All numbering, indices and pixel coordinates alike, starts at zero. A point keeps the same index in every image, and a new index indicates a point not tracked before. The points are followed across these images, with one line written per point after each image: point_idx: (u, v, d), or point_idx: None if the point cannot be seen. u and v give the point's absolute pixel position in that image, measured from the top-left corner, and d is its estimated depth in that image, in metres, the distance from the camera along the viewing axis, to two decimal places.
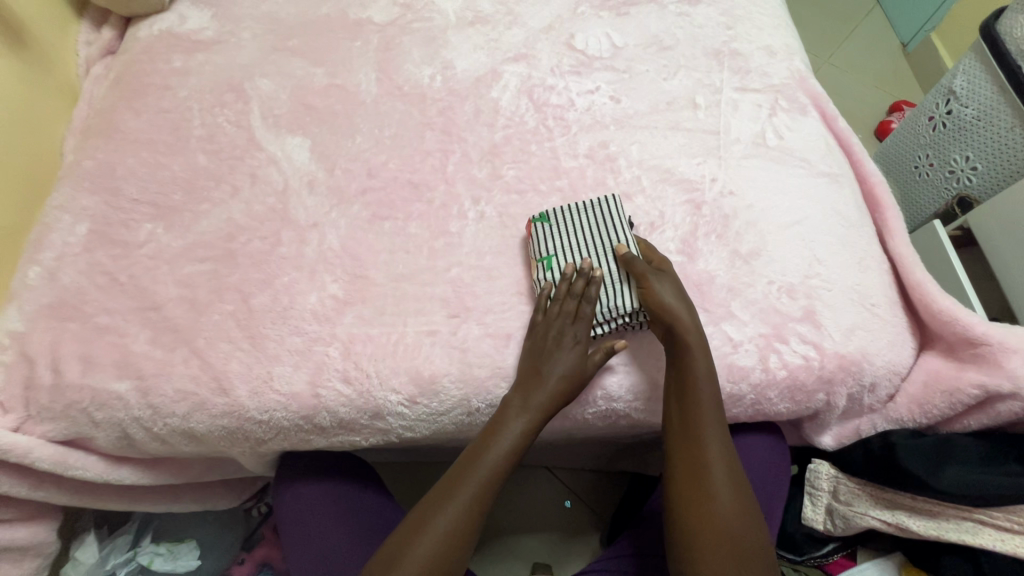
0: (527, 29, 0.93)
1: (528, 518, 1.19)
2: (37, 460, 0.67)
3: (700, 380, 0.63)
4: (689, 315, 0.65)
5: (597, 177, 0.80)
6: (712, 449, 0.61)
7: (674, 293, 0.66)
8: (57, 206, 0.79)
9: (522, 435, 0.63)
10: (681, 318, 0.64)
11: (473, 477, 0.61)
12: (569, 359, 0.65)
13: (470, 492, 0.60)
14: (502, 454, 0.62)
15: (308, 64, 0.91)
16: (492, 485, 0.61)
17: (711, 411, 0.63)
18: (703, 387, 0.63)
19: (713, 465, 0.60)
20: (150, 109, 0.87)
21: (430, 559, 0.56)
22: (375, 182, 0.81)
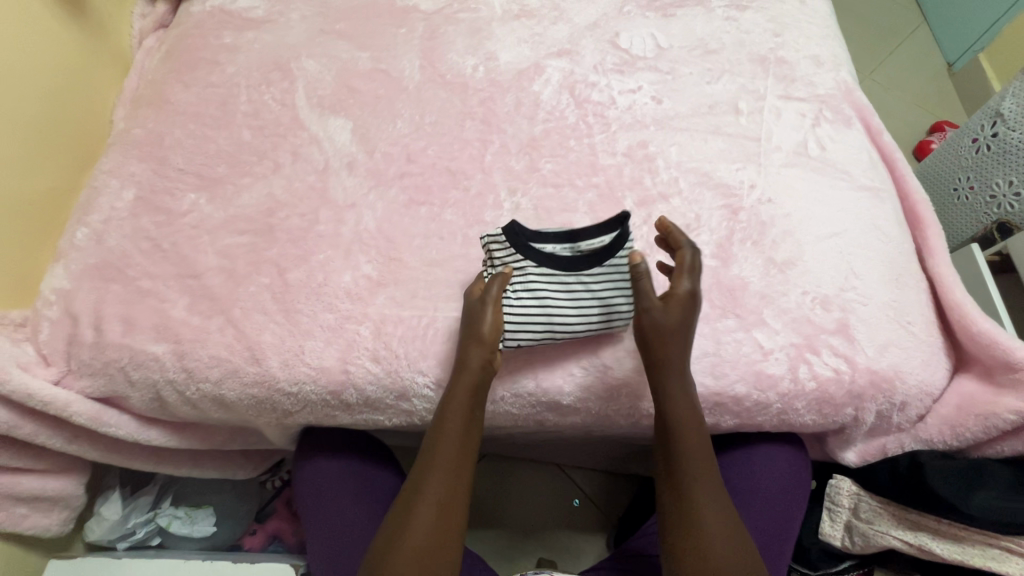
0: (572, 25, 0.94)
1: (536, 517, 1.19)
2: (74, 414, 0.69)
3: (675, 399, 0.63)
4: (681, 350, 0.63)
5: (634, 176, 0.80)
6: (697, 465, 0.61)
7: (679, 323, 0.63)
8: (106, 171, 0.81)
9: (461, 409, 0.64)
10: (673, 355, 0.63)
11: (431, 462, 0.61)
12: (464, 303, 0.68)
13: (439, 474, 0.61)
14: (450, 436, 0.63)
15: (354, 48, 0.92)
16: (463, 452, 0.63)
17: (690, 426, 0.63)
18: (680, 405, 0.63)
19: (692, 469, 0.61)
20: (199, 83, 0.89)
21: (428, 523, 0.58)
22: (413, 167, 0.82)
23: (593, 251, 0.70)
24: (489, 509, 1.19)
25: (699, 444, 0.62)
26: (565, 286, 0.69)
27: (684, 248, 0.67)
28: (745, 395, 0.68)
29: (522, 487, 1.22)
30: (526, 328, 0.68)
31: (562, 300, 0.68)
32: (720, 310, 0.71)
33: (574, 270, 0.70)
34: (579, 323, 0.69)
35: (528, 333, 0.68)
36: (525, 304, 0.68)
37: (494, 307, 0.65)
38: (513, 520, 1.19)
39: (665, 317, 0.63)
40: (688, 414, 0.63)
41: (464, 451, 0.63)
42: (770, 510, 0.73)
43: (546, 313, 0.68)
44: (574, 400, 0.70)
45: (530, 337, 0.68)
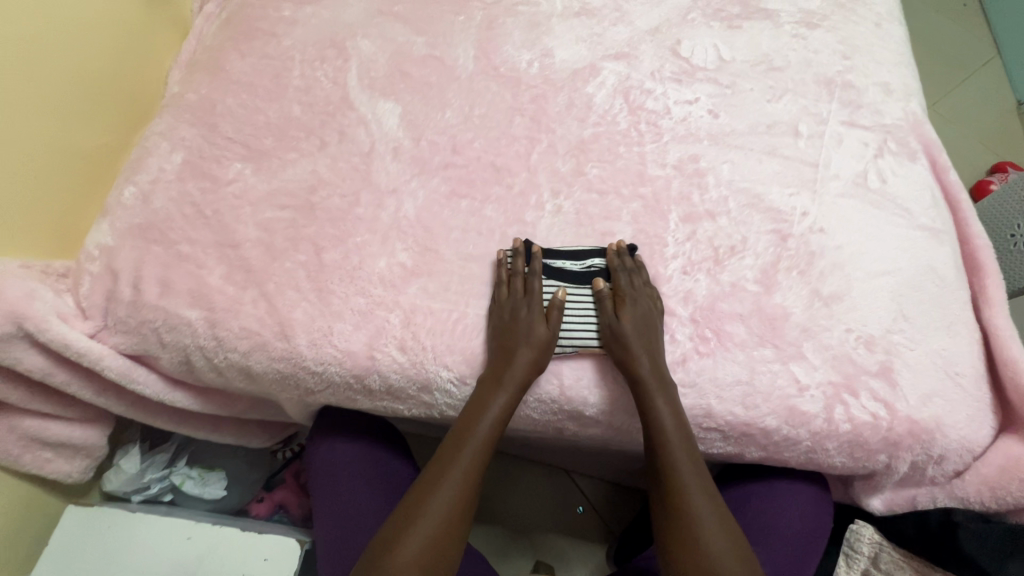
0: (633, 28, 0.92)
1: (538, 520, 1.19)
2: (106, 368, 0.70)
3: (656, 403, 0.63)
4: (644, 351, 0.64)
5: (681, 191, 0.78)
6: (688, 472, 0.61)
7: (635, 327, 0.66)
8: (157, 132, 0.81)
9: (497, 419, 0.64)
10: (637, 357, 0.64)
11: (457, 463, 0.62)
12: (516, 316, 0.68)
13: (462, 473, 0.61)
14: (481, 438, 0.63)
15: (410, 32, 0.92)
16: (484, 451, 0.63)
17: (681, 446, 0.62)
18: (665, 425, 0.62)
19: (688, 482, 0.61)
20: (255, 54, 0.89)
21: (443, 515, 0.59)
22: (458, 159, 0.81)
23: (602, 269, 0.72)
24: (491, 506, 1.19)
25: (689, 452, 0.62)
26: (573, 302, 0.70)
27: (620, 271, 0.70)
28: (775, 428, 0.66)
29: (528, 489, 1.22)
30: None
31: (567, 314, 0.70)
32: (759, 339, 0.68)
33: (581, 286, 0.72)
34: (584, 334, 0.69)
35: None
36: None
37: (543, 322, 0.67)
38: (517, 521, 1.18)
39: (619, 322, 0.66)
40: (683, 431, 0.63)
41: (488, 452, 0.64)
42: (789, 550, 0.70)
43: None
44: (598, 412, 0.69)
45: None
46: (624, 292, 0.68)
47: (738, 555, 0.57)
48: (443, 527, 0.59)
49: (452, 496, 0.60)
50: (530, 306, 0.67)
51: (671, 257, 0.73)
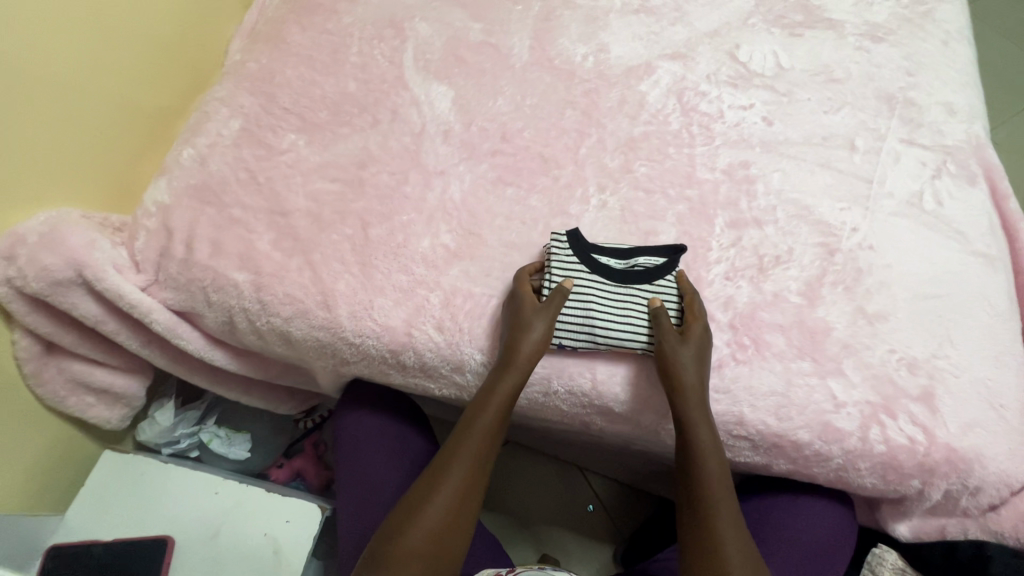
0: (691, 29, 0.91)
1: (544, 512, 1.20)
2: (154, 321, 0.73)
3: (694, 420, 0.62)
4: (698, 379, 0.63)
5: (729, 197, 0.77)
6: (716, 487, 0.61)
7: (692, 355, 0.63)
8: (217, 98, 0.83)
9: (496, 412, 0.64)
10: (688, 382, 0.62)
11: (457, 459, 0.62)
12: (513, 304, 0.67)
13: (465, 466, 0.62)
14: (482, 433, 0.63)
15: (468, 17, 0.92)
16: (487, 445, 0.63)
17: (715, 463, 0.62)
18: (704, 443, 0.62)
19: (716, 496, 0.61)
20: (316, 28, 0.90)
21: (448, 509, 0.60)
22: (507, 147, 0.81)
23: (647, 270, 0.71)
24: (500, 494, 1.20)
25: (720, 469, 0.62)
26: (614, 299, 0.69)
27: (693, 296, 0.68)
28: (807, 443, 0.65)
29: (539, 481, 1.22)
30: (568, 331, 0.68)
31: (609, 310, 0.68)
32: (798, 352, 0.67)
33: (622, 284, 0.70)
34: (624, 333, 0.68)
35: (568, 332, 0.68)
36: (569, 307, 0.69)
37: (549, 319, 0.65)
38: (525, 510, 1.19)
39: (677, 345, 0.64)
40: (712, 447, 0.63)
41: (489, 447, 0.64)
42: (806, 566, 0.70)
43: (587, 318, 0.68)
44: (627, 409, 0.69)
45: (572, 341, 0.68)
46: (694, 316, 0.66)
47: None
48: (448, 521, 0.59)
49: (453, 491, 0.61)
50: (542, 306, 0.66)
51: (714, 261, 0.73)
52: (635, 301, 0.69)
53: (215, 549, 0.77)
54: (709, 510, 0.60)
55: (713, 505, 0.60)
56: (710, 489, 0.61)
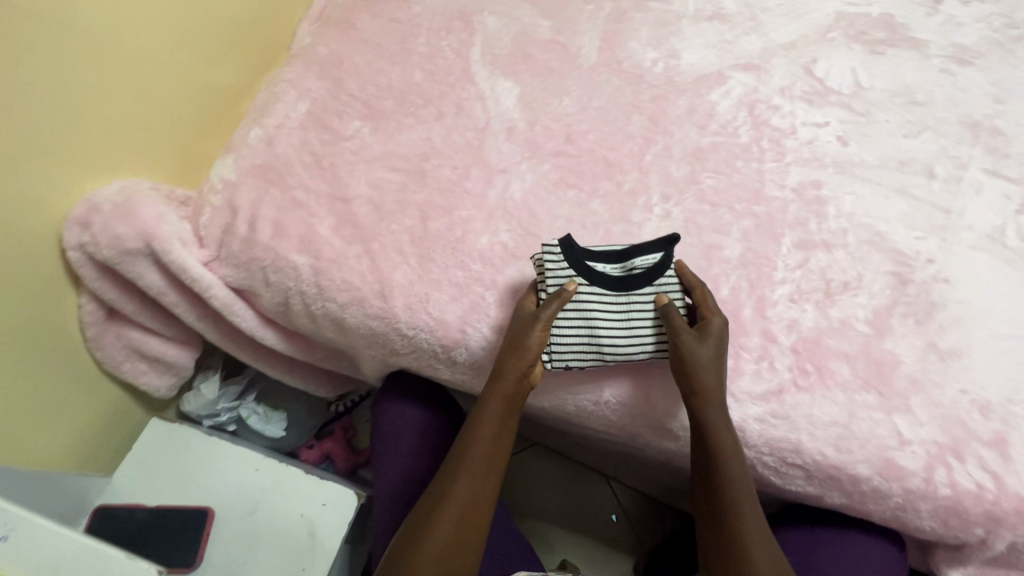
0: (766, 40, 0.89)
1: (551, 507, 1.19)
2: (213, 296, 0.74)
3: (716, 427, 0.60)
4: (716, 381, 0.61)
5: (798, 216, 0.75)
6: (741, 494, 0.59)
7: (711, 355, 0.61)
8: (286, 80, 0.84)
9: (495, 422, 0.64)
10: (707, 384, 0.60)
11: (461, 472, 0.62)
12: (514, 316, 0.67)
13: (471, 477, 0.61)
14: (484, 444, 0.63)
15: (538, 14, 0.91)
16: (490, 452, 0.63)
17: (738, 466, 0.59)
18: (725, 444, 0.60)
19: (742, 503, 0.58)
20: (385, 16, 0.90)
21: (459, 520, 0.59)
22: (570, 148, 0.80)
23: (646, 270, 0.68)
24: (521, 493, 1.20)
25: (742, 471, 0.60)
26: (616, 308, 0.67)
27: (704, 289, 0.66)
28: (866, 478, 0.62)
29: (561, 484, 1.22)
30: (575, 355, 0.67)
31: (612, 322, 0.67)
32: (864, 383, 0.65)
33: (624, 291, 0.68)
34: (630, 345, 0.66)
35: (575, 355, 0.67)
36: (570, 323, 0.67)
37: (542, 329, 0.64)
38: (546, 512, 1.19)
39: (695, 346, 0.61)
40: (734, 450, 0.60)
41: (494, 455, 0.64)
42: None
43: (593, 337, 0.66)
44: (679, 426, 0.68)
45: (579, 363, 0.67)
46: (711, 310, 0.64)
47: None
48: (460, 533, 0.59)
49: (456, 507, 0.60)
50: (534, 316, 0.64)
51: (778, 282, 0.71)
52: (640, 306, 0.67)
53: (253, 526, 0.78)
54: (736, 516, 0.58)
55: (739, 512, 0.58)
56: (736, 494, 0.59)
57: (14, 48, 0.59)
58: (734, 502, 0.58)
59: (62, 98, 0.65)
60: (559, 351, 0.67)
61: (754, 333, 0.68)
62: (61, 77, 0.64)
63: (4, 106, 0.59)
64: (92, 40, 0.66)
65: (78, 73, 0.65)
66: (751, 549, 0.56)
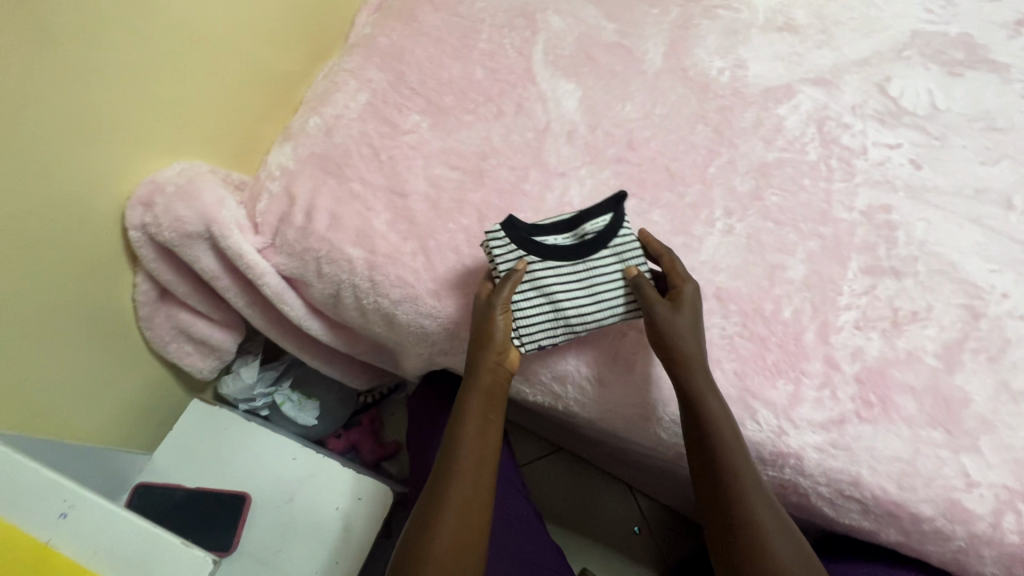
0: (838, 55, 0.86)
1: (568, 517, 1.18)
2: (266, 284, 0.74)
3: (702, 392, 0.59)
4: (697, 346, 0.61)
5: (866, 240, 0.72)
6: (740, 461, 0.57)
7: (689, 321, 0.61)
8: (347, 70, 0.83)
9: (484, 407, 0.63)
10: (688, 350, 0.60)
11: (458, 460, 0.60)
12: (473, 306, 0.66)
13: (467, 460, 0.60)
14: (475, 429, 0.62)
15: (602, 16, 0.89)
16: (482, 432, 0.62)
17: (729, 427, 0.59)
18: (714, 408, 0.59)
19: (743, 469, 0.57)
20: (448, 9, 0.89)
21: (462, 506, 0.57)
22: (632, 156, 0.78)
23: (597, 234, 0.67)
24: (543, 498, 1.19)
25: (735, 433, 0.59)
26: (575, 277, 0.66)
27: (669, 255, 0.66)
28: (928, 517, 0.60)
29: (584, 492, 1.20)
30: (545, 333, 0.66)
31: (574, 292, 0.65)
32: (930, 419, 0.62)
33: (581, 259, 0.66)
34: (597, 311, 0.65)
35: (545, 334, 0.66)
36: (531, 300, 0.66)
37: (504, 312, 0.63)
38: (568, 519, 1.17)
39: (672, 318, 0.61)
40: (723, 412, 0.59)
41: (487, 437, 0.62)
42: None
43: (558, 311, 0.65)
44: None
45: (551, 340, 0.66)
46: (682, 278, 0.64)
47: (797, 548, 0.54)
48: (467, 521, 0.57)
49: (459, 495, 0.58)
50: (489, 303, 0.64)
51: (843, 307, 0.68)
52: (601, 269, 0.66)
53: (289, 516, 0.78)
54: (742, 500, 0.56)
55: (740, 478, 0.57)
56: (733, 457, 0.57)
57: (84, 26, 0.58)
58: (735, 466, 0.57)
59: (127, 78, 0.64)
60: (527, 331, 0.66)
61: (816, 360, 0.66)
62: (139, 62, 0.64)
63: (89, 90, 0.60)
64: (172, 30, 0.67)
65: (157, 60, 0.66)
66: (770, 540, 0.54)
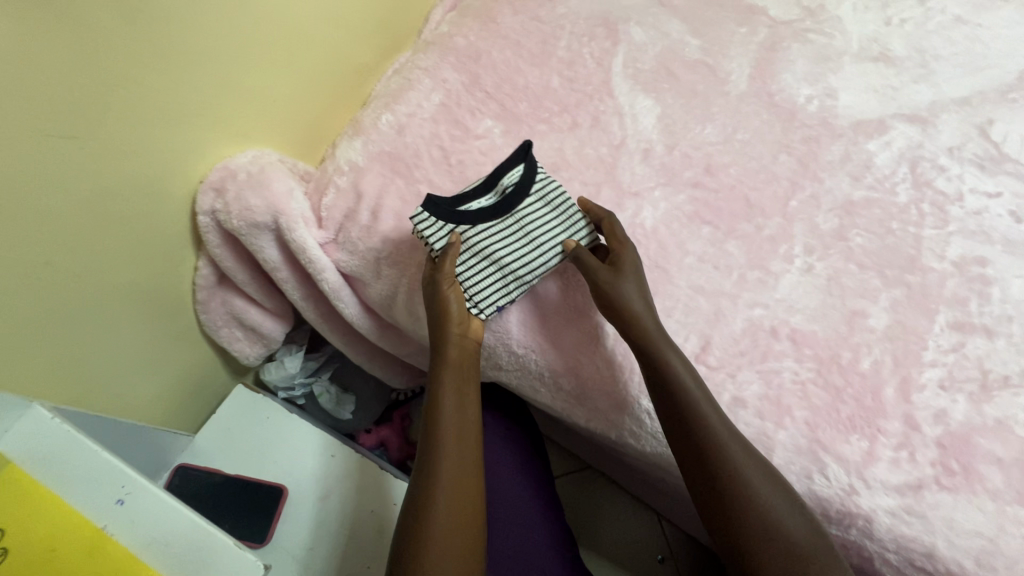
0: (936, 92, 0.81)
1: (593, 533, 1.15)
2: (324, 280, 0.73)
3: (662, 351, 0.59)
4: (642, 305, 0.61)
5: (957, 294, 0.68)
6: (710, 412, 0.57)
7: (634, 286, 0.62)
8: (421, 67, 0.82)
9: (458, 376, 0.63)
10: (636, 310, 0.61)
11: (443, 432, 0.59)
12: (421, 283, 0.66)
13: (451, 427, 0.60)
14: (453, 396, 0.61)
15: (686, 31, 0.86)
16: (461, 394, 0.62)
17: (690, 379, 0.59)
18: (675, 365, 0.59)
19: (712, 419, 0.57)
20: (527, 13, 0.87)
21: (455, 470, 0.58)
22: (709, 181, 0.75)
23: (515, 188, 0.67)
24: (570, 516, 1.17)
25: (699, 385, 0.59)
26: (515, 236, 0.66)
27: (607, 219, 0.67)
28: None
29: (611, 514, 1.17)
30: (498, 293, 0.66)
31: (515, 247, 0.65)
32: (1019, 496, 0.58)
33: (513, 216, 0.66)
34: (542, 263, 0.66)
35: (498, 293, 0.66)
36: (476, 265, 0.65)
37: (452, 286, 0.64)
38: (593, 540, 1.14)
39: (617, 284, 0.62)
40: (686, 369, 0.59)
41: (464, 397, 0.62)
42: None
43: (504, 269, 0.65)
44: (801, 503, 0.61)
45: (506, 300, 0.66)
46: (619, 242, 0.66)
47: (773, 483, 0.55)
48: (461, 484, 0.57)
49: (451, 463, 0.58)
50: (436, 278, 0.64)
51: (928, 363, 0.64)
52: (531, 214, 0.67)
53: (324, 513, 0.77)
54: (721, 451, 0.56)
55: (712, 433, 0.57)
56: (699, 407, 0.57)
57: (166, 6, 0.56)
58: (705, 418, 0.57)
59: (202, 60, 0.62)
60: (478, 295, 0.65)
61: (895, 416, 0.62)
62: (227, 55, 0.65)
63: (180, 83, 0.61)
64: (259, 23, 0.67)
65: (244, 53, 0.67)
66: (751, 486, 0.55)
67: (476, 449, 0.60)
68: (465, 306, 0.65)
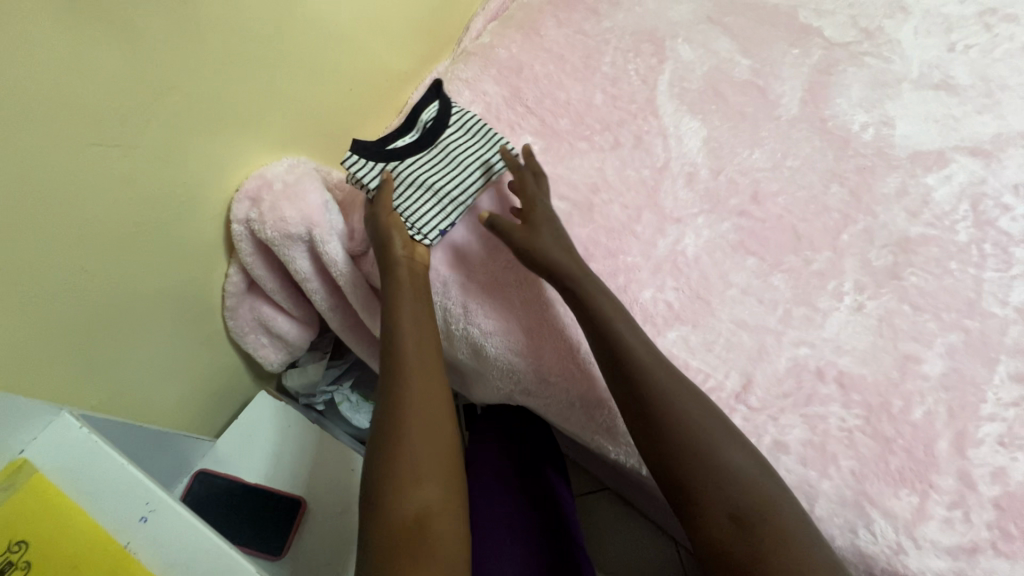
0: (1002, 124, 0.76)
1: (609, 559, 1.12)
2: (353, 293, 0.72)
3: (588, 287, 0.61)
4: (553, 239, 0.63)
5: (1018, 343, 0.63)
6: (637, 345, 0.58)
7: (549, 236, 0.64)
8: (462, 78, 0.80)
9: (414, 317, 0.61)
10: (551, 259, 0.62)
11: (405, 368, 0.57)
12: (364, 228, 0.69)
13: (413, 364, 0.57)
14: (413, 335, 0.59)
15: (735, 50, 0.83)
16: (424, 334, 0.60)
17: (613, 312, 0.59)
18: (601, 304, 0.60)
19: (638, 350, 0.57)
20: (572, 27, 0.85)
21: (421, 400, 0.55)
22: (756, 209, 0.72)
23: (433, 122, 0.72)
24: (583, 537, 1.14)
25: (623, 319, 0.59)
26: (441, 160, 0.70)
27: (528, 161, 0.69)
28: None
29: (627, 538, 1.14)
30: (438, 216, 0.68)
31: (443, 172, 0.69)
32: None
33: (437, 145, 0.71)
34: (472, 182, 0.69)
35: (438, 215, 0.68)
36: (413, 195, 0.68)
37: (388, 211, 0.66)
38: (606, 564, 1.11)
39: (532, 239, 0.63)
40: (612, 306, 0.60)
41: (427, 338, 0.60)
42: None
43: (437, 191, 0.68)
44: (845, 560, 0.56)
45: (447, 221, 0.68)
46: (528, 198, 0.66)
47: (710, 418, 0.54)
48: (434, 418, 0.54)
49: (416, 395, 0.55)
50: (374, 214, 0.66)
51: (986, 417, 0.60)
52: (454, 142, 0.72)
53: (340, 529, 0.77)
54: (652, 385, 0.56)
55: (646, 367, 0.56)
56: (622, 335, 0.58)
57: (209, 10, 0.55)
58: (631, 348, 0.57)
59: (242, 64, 0.61)
60: (420, 222, 0.67)
61: (948, 472, 0.58)
62: (268, 60, 0.63)
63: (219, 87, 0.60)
64: (301, 28, 0.66)
65: (284, 57, 0.65)
66: (685, 416, 0.54)
67: (441, 378, 0.58)
68: (408, 234, 0.66)
